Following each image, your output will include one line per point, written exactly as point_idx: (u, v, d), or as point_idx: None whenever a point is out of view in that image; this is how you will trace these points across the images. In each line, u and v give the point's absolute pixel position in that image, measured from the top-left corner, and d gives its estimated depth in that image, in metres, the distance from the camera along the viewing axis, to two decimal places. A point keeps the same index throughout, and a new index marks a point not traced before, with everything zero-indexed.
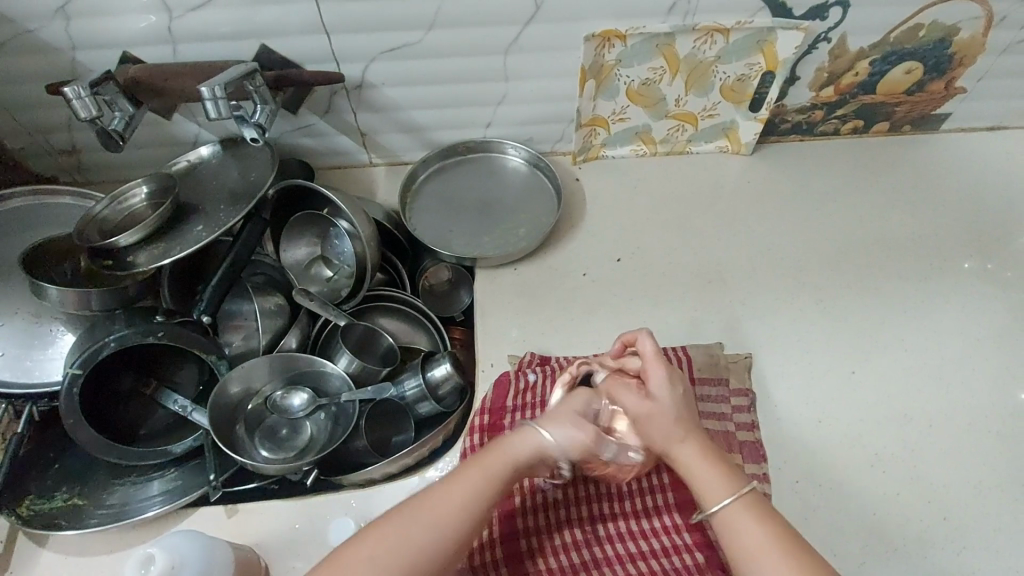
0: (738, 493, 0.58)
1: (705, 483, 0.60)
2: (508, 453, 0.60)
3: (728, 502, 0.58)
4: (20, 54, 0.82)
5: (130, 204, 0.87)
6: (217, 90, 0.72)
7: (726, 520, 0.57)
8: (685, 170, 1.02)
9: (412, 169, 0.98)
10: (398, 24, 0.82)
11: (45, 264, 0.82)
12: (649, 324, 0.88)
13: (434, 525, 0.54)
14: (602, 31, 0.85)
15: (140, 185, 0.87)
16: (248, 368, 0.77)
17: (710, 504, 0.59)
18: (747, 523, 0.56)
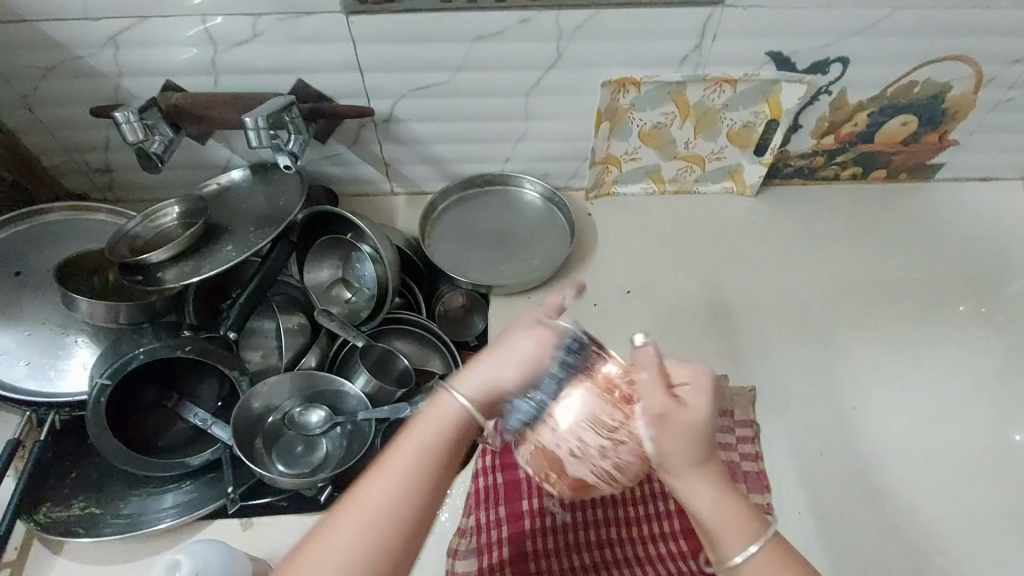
0: (762, 539, 0.53)
1: (723, 529, 0.54)
2: (446, 415, 0.56)
3: (751, 552, 0.53)
4: (66, 79, 0.86)
5: (161, 223, 0.91)
6: (259, 120, 0.77)
7: (746, 571, 0.53)
8: (692, 209, 1.08)
9: (433, 199, 1.03)
10: (429, 65, 0.87)
11: (78, 273, 0.85)
12: None
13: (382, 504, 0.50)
14: (618, 77, 0.90)
15: (171, 206, 0.92)
16: (270, 384, 0.80)
17: (730, 555, 0.54)
18: (769, 572, 0.53)
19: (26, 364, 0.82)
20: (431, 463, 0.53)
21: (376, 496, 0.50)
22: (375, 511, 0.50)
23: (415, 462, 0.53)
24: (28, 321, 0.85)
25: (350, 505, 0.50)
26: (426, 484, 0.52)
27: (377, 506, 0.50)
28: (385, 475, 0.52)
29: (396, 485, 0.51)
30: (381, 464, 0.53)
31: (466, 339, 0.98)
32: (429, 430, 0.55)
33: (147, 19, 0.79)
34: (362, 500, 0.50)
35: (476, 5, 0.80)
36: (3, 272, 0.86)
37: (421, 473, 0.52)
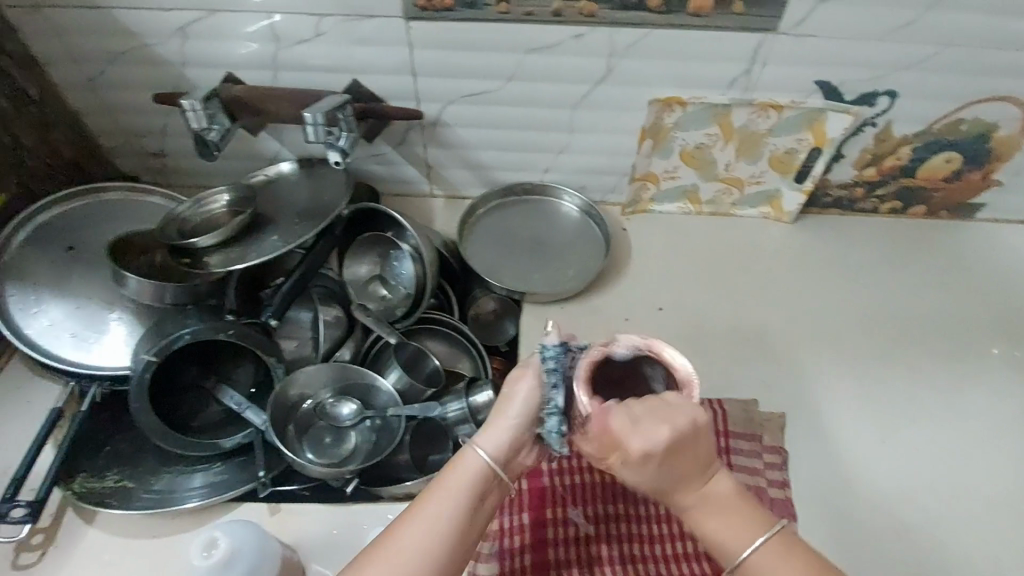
0: (770, 530, 0.55)
1: (732, 529, 0.55)
2: (471, 470, 0.58)
3: (758, 546, 0.54)
4: (132, 65, 0.88)
5: (210, 208, 0.93)
6: (318, 116, 0.81)
7: (755, 565, 0.54)
8: (727, 232, 1.08)
9: (473, 204, 1.04)
10: (480, 74, 0.89)
11: (131, 251, 0.88)
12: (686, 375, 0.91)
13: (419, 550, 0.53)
14: (666, 96, 0.91)
15: (222, 193, 0.94)
16: (308, 373, 0.82)
17: (735, 555, 0.55)
18: (777, 562, 0.54)
19: (72, 336, 0.85)
20: (461, 506, 0.56)
21: (412, 538, 0.54)
22: (415, 541, 0.53)
23: (456, 510, 0.55)
24: (75, 295, 0.87)
25: (389, 547, 0.53)
26: (458, 528, 0.55)
27: (415, 546, 0.53)
28: (419, 518, 0.55)
29: (432, 529, 0.54)
30: (413, 511, 0.55)
31: (496, 343, 1.00)
32: (458, 477, 0.57)
33: (215, 12, 0.82)
34: (404, 537, 0.54)
35: (532, 18, 0.82)
36: (56, 246, 0.89)
37: (456, 514, 0.55)
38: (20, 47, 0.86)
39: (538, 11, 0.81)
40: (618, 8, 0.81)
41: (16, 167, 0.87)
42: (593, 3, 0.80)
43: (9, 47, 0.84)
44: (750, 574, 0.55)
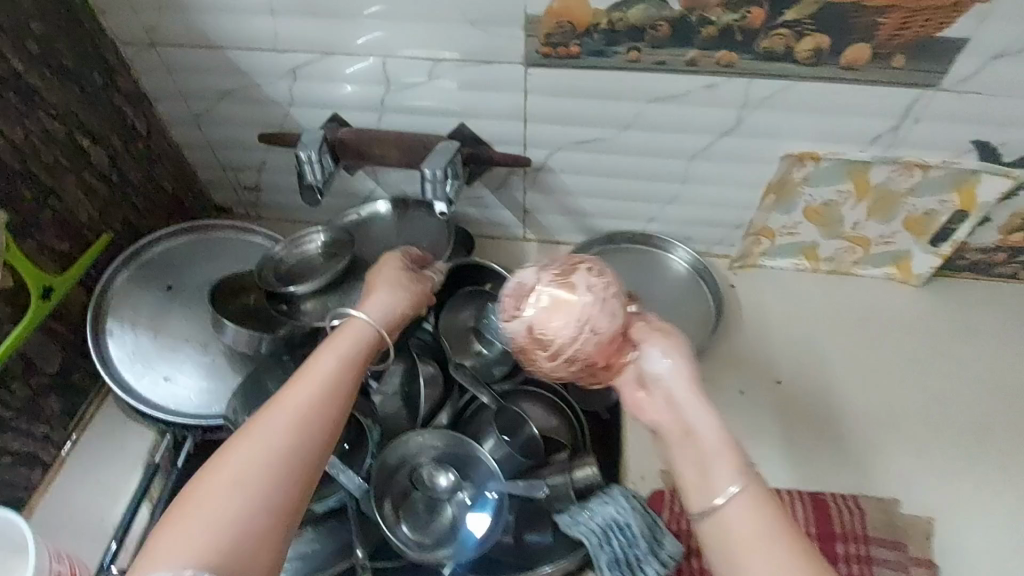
0: (739, 487, 0.53)
1: (696, 471, 0.55)
2: (358, 332, 0.63)
3: (733, 493, 0.52)
4: (241, 103, 0.87)
5: (305, 248, 0.90)
6: (437, 171, 0.76)
7: (731, 514, 0.52)
8: (844, 293, 1.00)
9: (573, 252, 0.99)
10: (596, 122, 0.83)
11: (228, 290, 0.86)
12: (808, 464, 0.84)
13: (290, 453, 0.51)
14: (800, 151, 0.83)
15: (318, 232, 0.91)
16: (408, 440, 0.77)
17: (712, 493, 0.53)
18: (748, 517, 0.51)
19: (166, 379, 0.83)
20: (343, 380, 0.58)
21: (296, 397, 0.54)
22: (300, 409, 0.54)
23: (309, 406, 0.54)
24: (171, 336, 0.85)
25: (283, 395, 0.54)
26: (341, 410, 0.56)
27: (305, 404, 0.54)
28: (306, 381, 0.56)
29: (309, 409, 0.54)
30: (325, 348, 0.60)
31: (597, 408, 0.91)
32: (347, 343, 0.61)
33: (330, 55, 0.79)
34: (251, 437, 0.51)
35: (663, 67, 0.75)
36: (156, 284, 0.88)
37: (332, 396, 0.56)
38: (132, 83, 0.85)
39: (672, 60, 0.74)
40: (763, 59, 0.73)
41: (121, 205, 0.85)
42: (734, 54, 0.73)
43: (123, 85, 0.83)
44: (723, 528, 0.52)
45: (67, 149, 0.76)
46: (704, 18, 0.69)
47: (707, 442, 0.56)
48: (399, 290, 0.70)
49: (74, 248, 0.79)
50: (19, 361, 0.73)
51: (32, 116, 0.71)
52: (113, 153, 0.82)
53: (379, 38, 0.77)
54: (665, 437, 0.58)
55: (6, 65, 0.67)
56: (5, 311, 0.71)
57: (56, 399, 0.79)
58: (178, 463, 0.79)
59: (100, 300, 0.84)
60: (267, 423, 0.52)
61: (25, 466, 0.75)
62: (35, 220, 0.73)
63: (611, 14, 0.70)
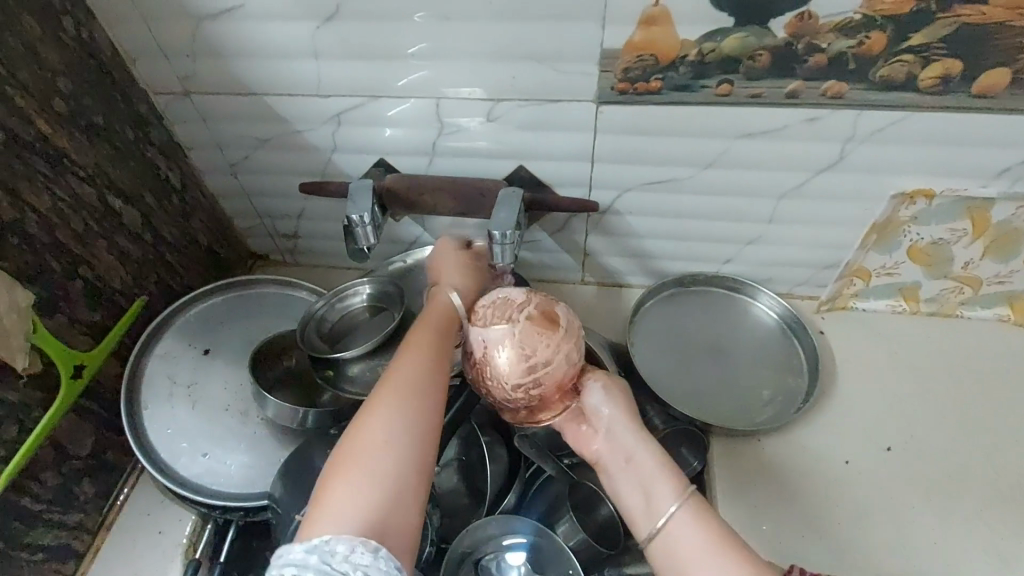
0: (679, 499, 0.56)
1: (643, 499, 0.58)
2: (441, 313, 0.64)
3: (672, 511, 0.55)
4: (280, 151, 0.80)
5: (349, 304, 0.83)
6: (508, 235, 0.68)
7: (668, 531, 0.55)
8: (953, 339, 0.87)
9: (641, 296, 0.89)
10: (674, 161, 0.74)
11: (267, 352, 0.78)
12: (939, 551, 0.70)
13: (415, 399, 0.55)
14: (911, 188, 0.73)
15: (364, 285, 0.84)
16: (472, 532, 0.68)
17: (654, 517, 0.56)
18: (692, 535, 0.54)
19: (204, 456, 0.75)
20: (441, 356, 0.60)
21: (409, 378, 0.56)
22: (412, 388, 0.55)
23: (421, 369, 0.57)
24: (209, 406, 0.79)
25: (393, 378, 0.56)
26: (443, 383, 0.58)
27: (415, 383, 0.56)
28: (412, 361, 0.58)
29: (419, 386, 0.56)
30: (415, 332, 0.62)
31: None
32: (434, 323, 0.63)
33: (377, 98, 0.72)
34: (372, 421, 0.53)
35: (757, 101, 0.66)
36: (191, 348, 0.82)
37: (435, 372, 0.58)
38: (166, 134, 0.79)
39: (769, 93, 0.65)
40: (878, 89, 0.63)
41: (156, 264, 0.80)
42: (845, 83, 0.63)
43: (156, 137, 0.77)
44: (665, 545, 0.55)
45: (99, 213, 0.70)
46: (812, 45, 0.60)
47: (612, 464, 0.61)
48: (474, 270, 0.71)
49: (108, 317, 0.74)
50: (50, 448, 0.67)
51: (60, 182, 0.65)
52: (146, 211, 0.77)
53: (433, 78, 0.69)
54: (603, 468, 0.62)
55: (32, 131, 0.62)
56: (35, 396, 0.65)
57: (89, 482, 0.73)
58: (220, 558, 0.73)
59: (134, 371, 0.78)
60: (384, 408, 0.53)
61: (54, 561, 0.69)
62: (64, 292, 0.67)
63: (701, 45, 0.61)
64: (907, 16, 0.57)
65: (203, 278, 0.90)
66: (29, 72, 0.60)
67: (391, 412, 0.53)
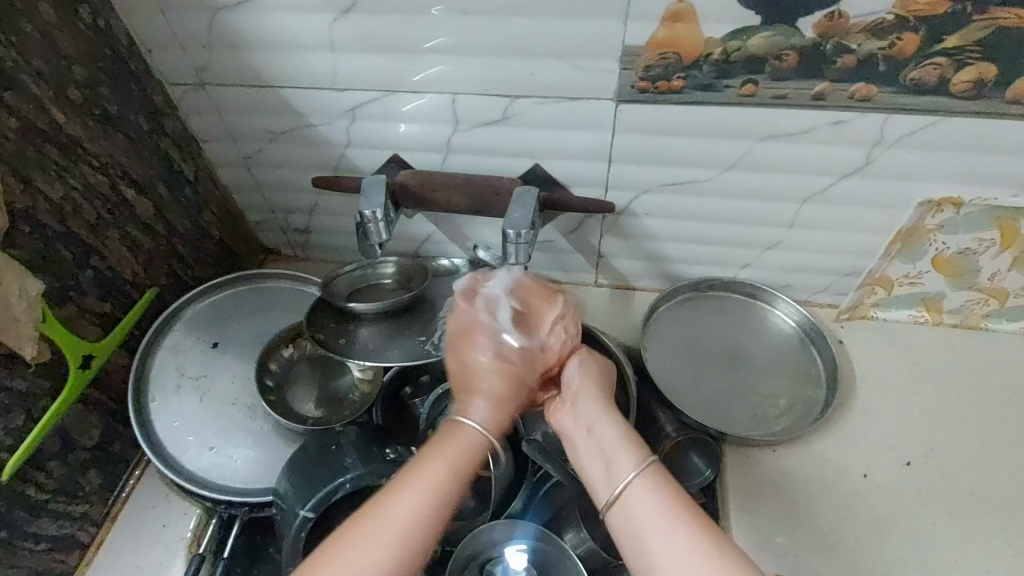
0: (638, 467, 0.53)
1: (603, 467, 0.56)
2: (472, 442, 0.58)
3: (631, 478, 0.53)
4: (294, 144, 0.79)
5: (377, 279, 0.81)
6: (522, 232, 0.67)
7: (624, 497, 0.52)
8: (978, 352, 0.85)
9: (657, 300, 0.87)
10: (694, 163, 0.72)
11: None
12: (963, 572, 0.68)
13: (406, 543, 0.49)
14: (940, 196, 0.71)
15: (393, 262, 0.82)
16: (479, 535, 0.67)
17: (610, 483, 0.54)
18: (647, 501, 0.51)
19: (210, 450, 0.75)
20: (449, 498, 0.53)
21: (404, 517, 0.50)
22: (402, 531, 0.49)
23: (426, 506, 0.51)
24: (217, 399, 0.78)
25: (389, 509, 0.50)
26: (436, 531, 0.51)
27: (408, 529, 0.50)
28: (416, 499, 0.52)
29: (411, 530, 0.50)
30: (431, 450, 0.56)
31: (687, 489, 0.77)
32: (463, 459, 0.56)
33: (393, 93, 0.71)
34: (346, 553, 0.48)
35: (783, 102, 0.64)
36: (201, 341, 0.81)
37: (436, 519, 0.51)
38: (180, 126, 0.78)
39: (796, 94, 0.63)
40: (909, 92, 0.61)
41: (167, 256, 0.80)
42: (874, 86, 0.61)
43: (170, 128, 0.77)
44: (621, 511, 0.52)
45: (111, 203, 0.70)
46: (842, 46, 0.58)
47: (577, 434, 0.60)
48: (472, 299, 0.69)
49: (118, 308, 0.74)
50: (57, 438, 0.67)
51: (73, 171, 0.65)
52: (159, 202, 0.76)
53: (449, 73, 0.68)
54: (569, 440, 0.61)
55: (46, 118, 0.61)
56: (42, 385, 0.65)
57: (95, 473, 0.73)
58: (222, 554, 0.72)
59: (142, 364, 0.77)
60: (371, 535, 0.49)
61: (58, 551, 0.69)
62: (74, 282, 0.67)
63: (727, 43, 0.60)
64: (941, 17, 0.55)
65: (213, 271, 0.89)
66: (44, 60, 0.60)
67: (378, 549, 0.48)
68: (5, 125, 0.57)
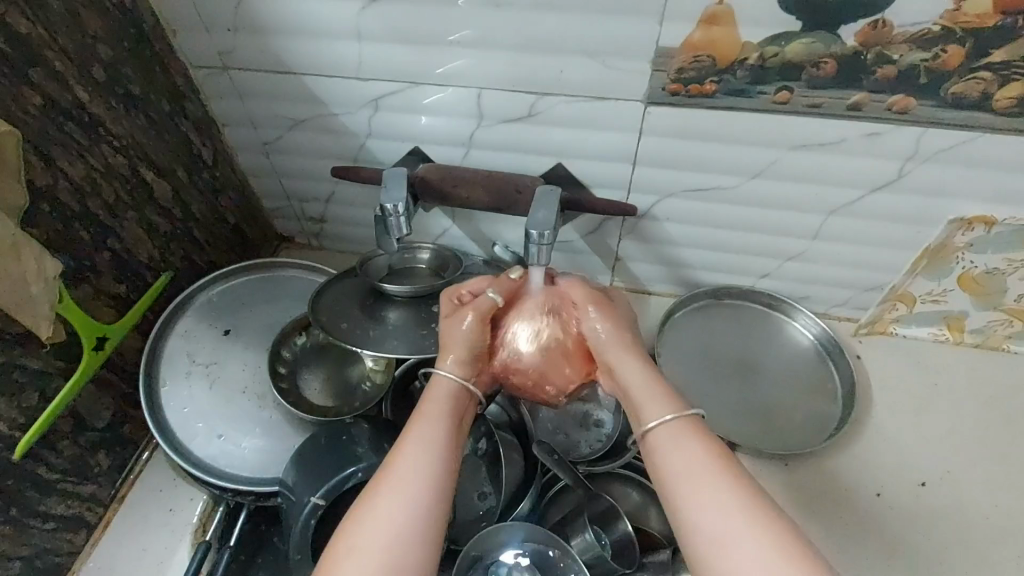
0: (680, 413, 0.54)
1: (640, 406, 0.57)
2: (444, 399, 0.61)
3: (665, 419, 0.54)
4: (315, 132, 0.78)
5: (408, 264, 0.82)
6: (546, 234, 0.65)
7: (660, 436, 0.53)
8: (998, 374, 0.83)
9: (673, 305, 0.86)
10: (720, 169, 0.71)
11: (333, 280, 0.78)
12: None
13: (421, 468, 0.52)
14: (971, 214, 0.69)
15: (424, 249, 0.82)
16: (484, 535, 0.66)
17: (644, 424, 0.56)
18: (677, 443, 0.52)
19: (219, 437, 0.75)
20: (442, 444, 0.55)
21: (406, 476, 0.51)
22: (412, 481, 0.51)
23: (432, 436, 0.56)
24: (228, 386, 0.78)
25: (390, 471, 0.52)
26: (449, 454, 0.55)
27: (413, 480, 0.51)
28: (410, 453, 0.54)
29: (421, 477, 0.52)
30: (425, 404, 0.60)
31: None
32: (439, 411, 0.59)
33: (416, 85, 0.70)
34: (368, 519, 0.49)
35: (818, 110, 0.62)
36: (213, 328, 0.81)
37: (439, 457, 0.54)
38: (201, 109, 0.78)
39: (831, 103, 0.61)
40: (948, 106, 0.59)
41: (183, 239, 0.79)
42: (912, 98, 0.59)
43: (191, 111, 0.76)
44: (651, 446, 0.54)
45: (131, 184, 0.70)
46: (883, 56, 0.56)
47: (617, 367, 0.62)
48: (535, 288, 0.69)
49: (133, 290, 0.73)
50: (68, 418, 0.67)
51: (94, 151, 0.64)
52: (177, 184, 0.76)
53: (474, 67, 0.66)
54: (616, 377, 0.62)
55: (70, 97, 0.61)
56: (56, 365, 0.64)
57: (104, 454, 0.73)
58: (230, 540, 0.72)
59: (155, 347, 0.77)
60: (391, 478, 0.51)
61: (66, 531, 0.69)
62: (91, 263, 0.66)
63: (764, 48, 0.58)
64: (989, 30, 0.53)
65: (228, 256, 0.89)
66: (70, 37, 0.59)
67: (402, 482, 0.51)
68: (29, 102, 0.57)
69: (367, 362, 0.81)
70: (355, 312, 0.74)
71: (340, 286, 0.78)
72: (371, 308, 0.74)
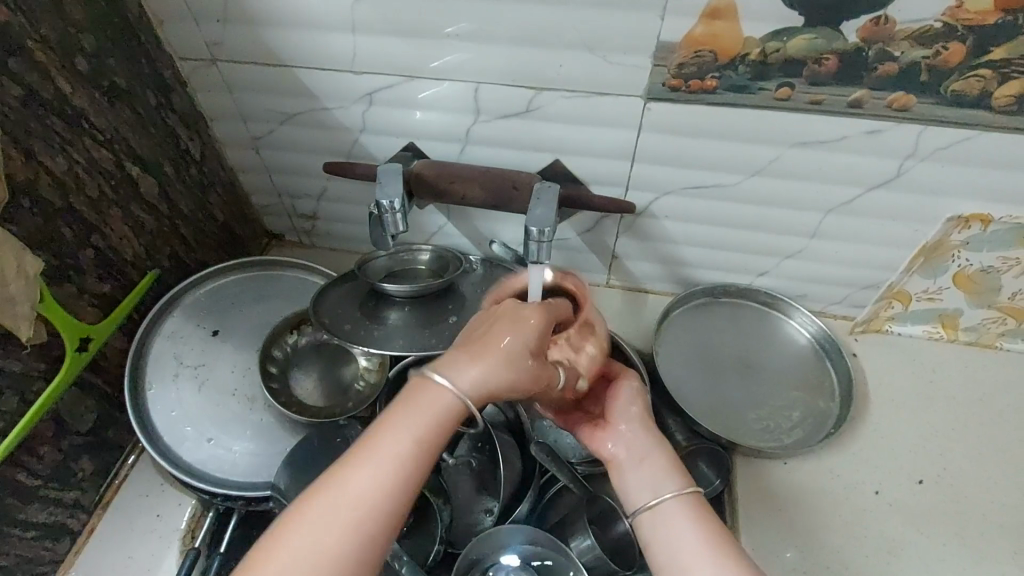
0: (680, 490, 0.53)
1: (645, 484, 0.54)
2: (437, 406, 0.47)
3: (667, 498, 0.52)
4: (306, 127, 0.77)
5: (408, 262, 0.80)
6: (546, 232, 0.64)
7: (657, 517, 0.52)
8: (992, 372, 0.83)
9: (670, 304, 0.85)
10: (719, 166, 0.70)
11: (332, 281, 0.76)
12: None
13: (358, 512, 0.42)
14: (968, 212, 0.69)
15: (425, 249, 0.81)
16: (482, 539, 0.65)
17: (643, 500, 0.53)
18: (679, 523, 0.51)
19: (208, 442, 0.72)
20: (395, 480, 0.44)
21: (336, 517, 0.42)
22: (330, 530, 0.41)
23: (389, 469, 0.44)
24: (217, 387, 0.76)
25: (321, 500, 0.42)
26: (403, 496, 0.44)
27: (341, 524, 0.41)
28: (357, 480, 0.43)
29: (349, 527, 0.42)
30: (404, 408, 0.47)
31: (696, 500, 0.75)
32: (415, 427, 0.46)
33: (412, 79, 0.68)
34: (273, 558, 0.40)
35: (819, 107, 0.62)
36: (201, 328, 0.79)
37: (384, 497, 0.43)
38: (188, 102, 0.75)
39: (832, 100, 0.61)
40: (947, 104, 0.59)
41: (169, 236, 0.77)
42: (912, 96, 0.59)
43: (178, 105, 0.74)
44: (645, 522, 0.52)
45: (115, 180, 0.67)
46: (885, 52, 0.56)
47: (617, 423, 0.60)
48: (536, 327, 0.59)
49: (118, 289, 0.71)
50: (50, 421, 0.64)
51: (77, 145, 0.62)
52: (163, 180, 0.74)
53: (473, 60, 0.65)
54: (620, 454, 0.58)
55: (52, 88, 0.58)
56: (37, 367, 0.62)
57: (87, 459, 0.70)
58: (220, 547, 0.70)
59: (140, 347, 0.75)
60: (319, 515, 0.42)
61: (48, 539, 0.67)
62: (74, 261, 0.64)
63: (766, 44, 0.58)
64: (990, 27, 0.53)
65: (215, 255, 0.86)
66: (51, 26, 0.57)
67: (328, 525, 0.41)
68: (8, 93, 0.54)
69: (360, 361, 0.80)
70: (353, 310, 0.72)
71: (336, 285, 0.76)
72: (366, 307, 0.72)
